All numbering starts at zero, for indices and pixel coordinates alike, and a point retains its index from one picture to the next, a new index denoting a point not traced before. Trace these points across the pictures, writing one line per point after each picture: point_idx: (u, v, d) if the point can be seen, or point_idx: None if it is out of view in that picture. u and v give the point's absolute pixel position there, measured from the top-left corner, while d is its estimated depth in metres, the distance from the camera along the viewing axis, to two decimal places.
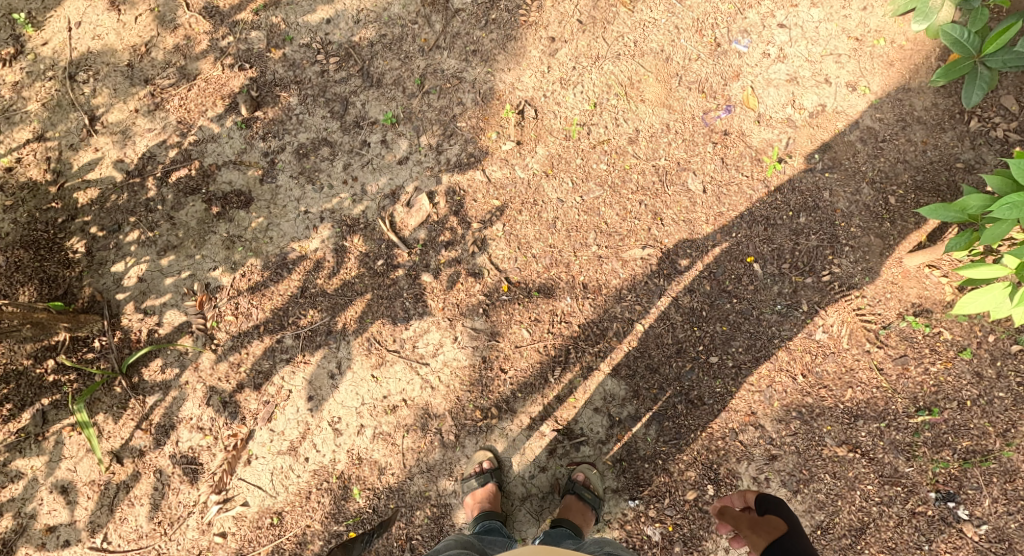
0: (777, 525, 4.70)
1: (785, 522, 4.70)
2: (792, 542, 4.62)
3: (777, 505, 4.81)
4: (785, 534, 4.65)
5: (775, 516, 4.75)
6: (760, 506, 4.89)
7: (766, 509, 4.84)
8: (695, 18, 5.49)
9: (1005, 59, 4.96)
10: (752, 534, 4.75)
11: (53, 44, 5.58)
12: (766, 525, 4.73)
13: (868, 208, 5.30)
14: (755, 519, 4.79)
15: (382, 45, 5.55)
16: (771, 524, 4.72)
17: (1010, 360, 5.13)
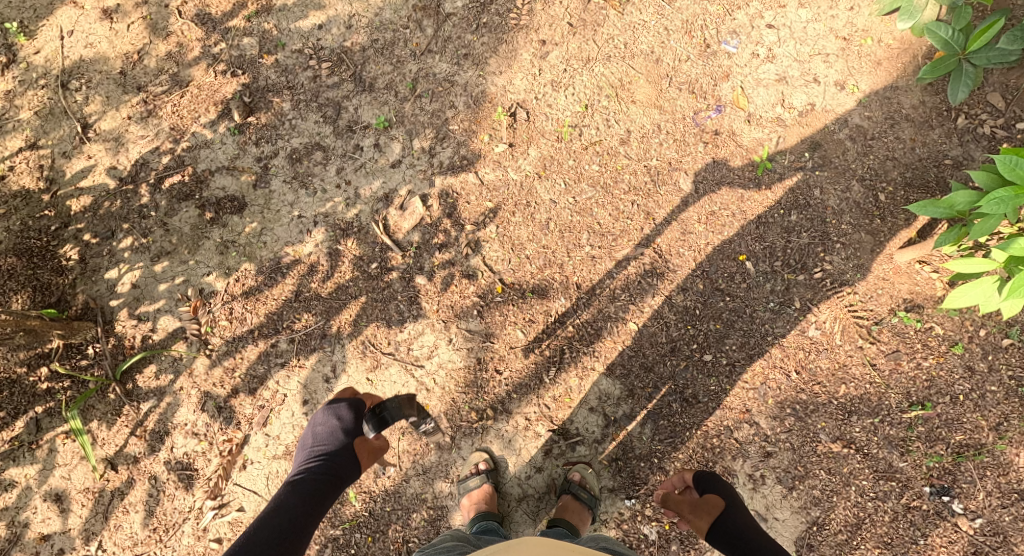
0: (715, 502, 4.87)
1: (721, 499, 4.88)
2: (734, 519, 4.79)
3: (713, 483, 4.97)
4: (726, 511, 4.82)
5: (713, 494, 4.91)
6: (697, 486, 5.04)
7: (703, 488, 5.00)
8: (684, 20, 5.54)
9: (989, 55, 5.03)
10: (695, 517, 4.88)
11: (45, 52, 5.58)
12: (705, 504, 4.88)
13: (858, 205, 5.35)
14: (695, 501, 4.93)
15: (374, 49, 5.57)
16: (710, 502, 4.88)
17: (1001, 354, 5.18)
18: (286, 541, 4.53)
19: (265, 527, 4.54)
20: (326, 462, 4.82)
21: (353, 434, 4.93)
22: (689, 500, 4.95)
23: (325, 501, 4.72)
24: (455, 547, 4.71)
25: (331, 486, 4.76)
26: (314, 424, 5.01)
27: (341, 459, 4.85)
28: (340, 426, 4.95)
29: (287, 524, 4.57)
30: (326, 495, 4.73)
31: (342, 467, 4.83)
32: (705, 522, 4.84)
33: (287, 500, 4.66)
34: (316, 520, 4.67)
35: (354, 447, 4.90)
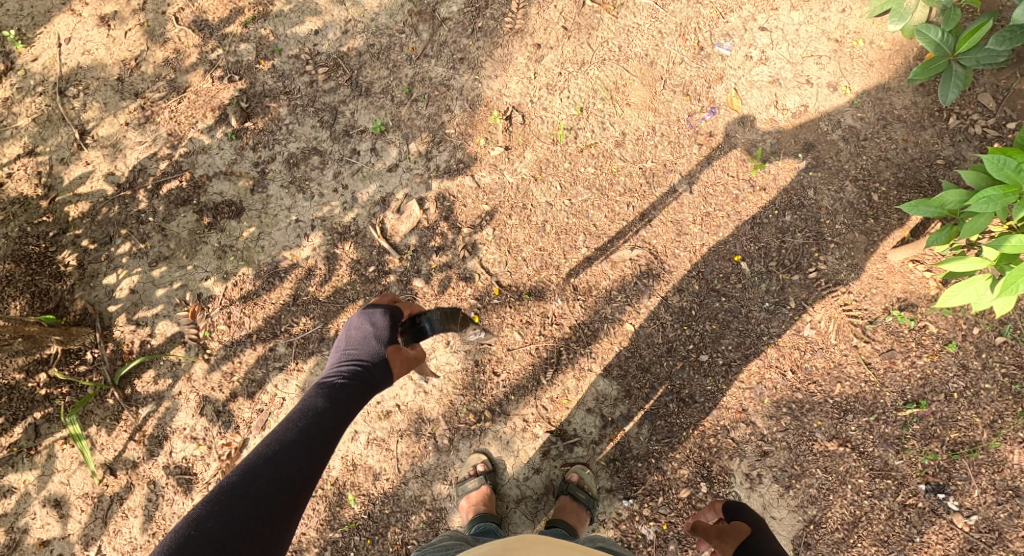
0: (742, 528, 4.87)
1: (747, 525, 4.88)
2: (757, 544, 4.79)
3: (741, 510, 4.97)
4: (753, 537, 4.82)
5: (738, 520, 4.92)
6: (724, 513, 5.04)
7: (730, 514, 5.00)
8: (678, 23, 5.58)
9: (978, 57, 5.03)
10: (719, 541, 4.89)
11: (43, 59, 5.61)
12: (732, 531, 4.88)
13: (852, 205, 5.39)
14: (723, 526, 4.94)
15: (371, 54, 5.60)
16: (735, 528, 4.89)
17: (995, 352, 5.22)
18: (309, 447, 4.20)
19: (290, 430, 4.23)
20: (357, 369, 4.43)
21: (387, 341, 4.50)
22: (715, 526, 4.96)
23: (356, 406, 4.37)
24: (454, 545, 4.72)
25: (360, 391, 4.40)
26: (348, 329, 4.58)
27: (372, 364, 4.45)
28: (374, 330, 4.52)
29: (313, 430, 4.24)
30: (355, 402, 4.36)
31: (372, 370, 4.45)
32: (732, 548, 4.83)
33: (317, 402, 4.32)
34: (342, 427, 4.32)
35: (387, 354, 4.48)
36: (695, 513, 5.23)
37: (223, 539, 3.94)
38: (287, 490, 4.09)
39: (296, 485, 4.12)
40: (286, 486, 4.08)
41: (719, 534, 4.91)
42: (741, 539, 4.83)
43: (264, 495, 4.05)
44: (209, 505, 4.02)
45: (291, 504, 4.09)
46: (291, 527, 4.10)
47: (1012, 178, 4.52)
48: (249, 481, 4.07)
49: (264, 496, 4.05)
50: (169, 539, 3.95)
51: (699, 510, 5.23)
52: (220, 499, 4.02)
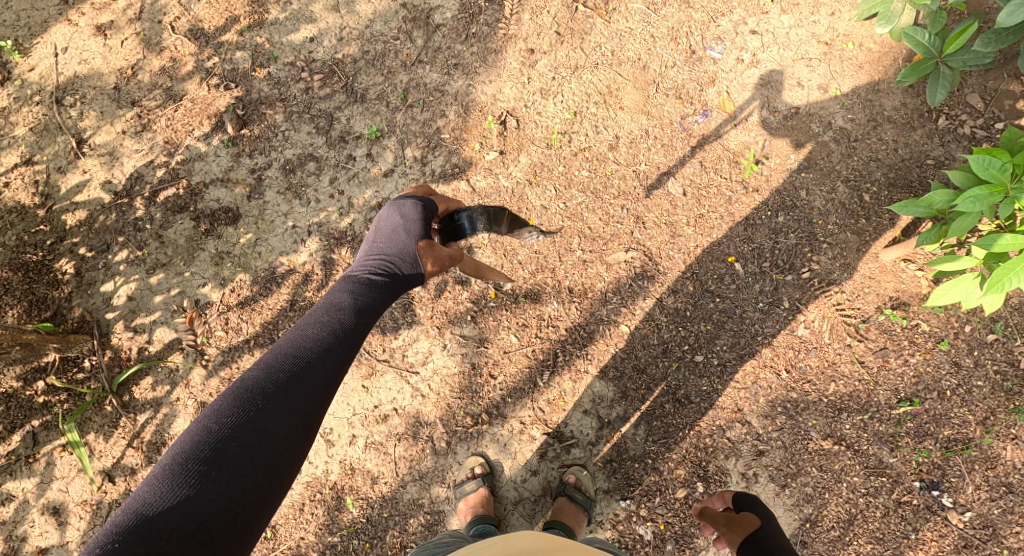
0: (751, 520, 4.93)
1: (758, 518, 4.94)
2: (764, 539, 4.86)
3: (751, 500, 5.03)
4: (761, 530, 4.90)
5: (749, 511, 4.97)
6: (734, 502, 5.10)
7: (740, 504, 5.06)
8: (670, 27, 5.63)
9: (965, 58, 5.07)
10: (727, 530, 4.95)
11: (39, 69, 5.64)
12: (740, 521, 4.94)
13: (844, 205, 5.44)
14: (730, 516, 4.99)
15: (365, 61, 5.64)
16: (744, 519, 4.94)
17: (987, 349, 5.27)
18: (333, 344, 4.21)
19: (313, 327, 4.25)
20: (387, 263, 4.46)
21: (418, 237, 4.49)
22: (724, 513, 5.02)
23: (385, 300, 4.42)
24: (454, 541, 4.76)
25: (386, 287, 4.41)
26: (378, 223, 4.60)
27: (402, 260, 4.47)
28: (404, 223, 4.53)
29: (337, 328, 4.25)
30: (385, 296, 4.41)
31: (399, 266, 4.46)
32: (738, 538, 4.91)
33: (346, 296, 4.36)
34: (369, 324, 4.35)
35: (417, 249, 4.47)
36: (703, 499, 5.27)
37: (247, 430, 3.95)
38: (310, 385, 4.10)
39: (326, 376, 4.14)
40: (321, 375, 4.13)
41: (727, 522, 4.98)
42: (749, 529, 4.90)
43: (287, 390, 4.05)
44: (232, 399, 4.03)
45: (315, 400, 4.09)
46: (315, 424, 4.10)
47: (997, 178, 4.57)
48: (272, 377, 4.09)
49: (287, 391, 4.06)
50: (194, 431, 3.96)
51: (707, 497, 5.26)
52: (244, 394, 4.03)
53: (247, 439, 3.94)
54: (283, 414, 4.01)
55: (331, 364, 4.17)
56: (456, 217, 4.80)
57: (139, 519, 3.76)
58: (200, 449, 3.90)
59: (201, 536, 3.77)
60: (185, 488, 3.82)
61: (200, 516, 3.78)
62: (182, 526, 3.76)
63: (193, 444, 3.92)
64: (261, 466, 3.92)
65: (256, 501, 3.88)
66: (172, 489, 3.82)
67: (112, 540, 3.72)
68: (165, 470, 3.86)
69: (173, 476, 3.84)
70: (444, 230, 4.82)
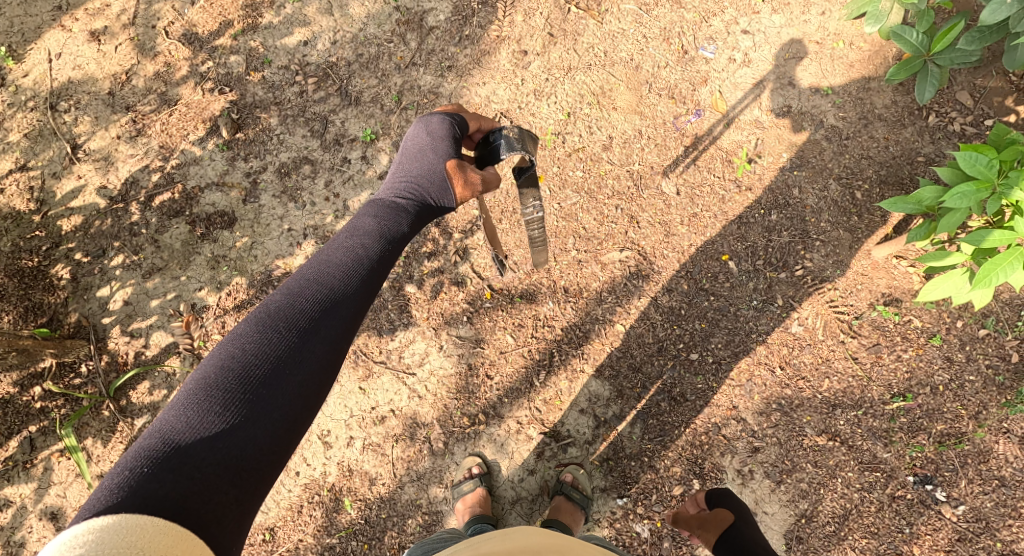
0: (723, 517, 5.02)
1: (729, 514, 5.02)
2: (737, 536, 4.95)
3: (723, 497, 5.11)
4: (733, 526, 4.99)
5: (720, 509, 5.06)
6: (708, 500, 5.18)
7: (714, 501, 5.14)
8: (662, 27, 5.66)
9: (952, 57, 5.09)
10: (702, 532, 5.07)
11: (33, 75, 5.64)
12: (713, 520, 5.04)
13: (836, 203, 5.48)
14: (704, 516, 5.10)
15: (359, 64, 5.66)
16: (717, 517, 5.03)
17: (979, 344, 5.31)
18: (358, 271, 4.09)
19: (338, 253, 4.13)
20: (417, 184, 4.40)
21: (447, 157, 4.42)
22: (698, 515, 5.14)
23: (414, 224, 4.32)
24: (449, 537, 4.84)
25: (413, 208, 4.33)
26: (407, 145, 4.54)
27: (430, 183, 4.40)
28: (431, 142, 4.47)
29: (363, 255, 4.13)
30: (413, 220, 4.32)
31: (426, 186, 4.39)
32: (713, 538, 5.01)
33: (372, 220, 4.25)
34: (396, 252, 4.23)
35: (446, 168, 4.40)
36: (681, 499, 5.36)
37: (274, 358, 3.85)
38: (337, 314, 3.99)
39: (353, 304, 4.04)
40: (348, 302, 4.03)
41: (700, 523, 5.10)
42: (722, 530, 5.00)
43: (313, 317, 3.95)
44: (257, 326, 3.92)
45: (342, 329, 3.99)
46: (341, 354, 4.01)
47: (984, 174, 4.61)
48: (297, 304, 3.98)
49: (314, 320, 3.95)
50: (217, 357, 3.85)
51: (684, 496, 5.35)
52: (268, 321, 3.93)
53: (274, 366, 3.83)
54: (310, 342, 3.91)
55: (358, 291, 4.06)
56: (490, 141, 4.58)
57: (167, 446, 3.64)
58: (226, 376, 3.79)
59: (230, 465, 3.65)
60: (213, 415, 3.71)
61: (230, 443, 3.67)
62: (211, 454, 3.64)
63: (217, 371, 3.80)
64: (288, 394, 3.81)
65: (286, 428, 3.78)
66: (200, 416, 3.70)
67: (139, 469, 3.59)
68: (191, 396, 3.74)
69: (199, 402, 3.72)
70: (478, 155, 4.64)
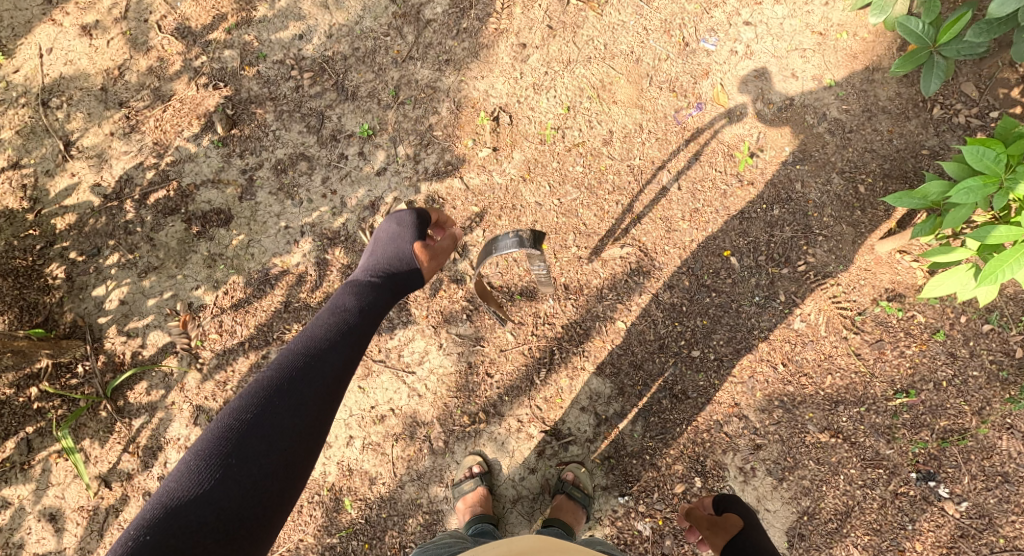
0: (734, 522, 4.91)
1: (741, 519, 4.93)
2: (749, 539, 4.82)
3: (734, 503, 5.03)
4: (745, 531, 4.86)
5: (731, 513, 4.97)
6: (717, 505, 5.09)
7: (724, 507, 5.05)
8: (663, 19, 5.59)
9: (959, 48, 5.02)
10: (710, 533, 4.93)
11: (24, 70, 5.57)
12: (724, 524, 4.92)
13: (840, 197, 5.40)
14: (715, 518, 4.98)
15: (356, 58, 5.58)
16: (728, 521, 4.93)
17: (982, 340, 5.25)
18: (341, 345, 4.33)
19: (322, 328, 4.38)
20: (390, 267, 4.69)
21: (414, 240, 4.76)
22: (708, 517, 5.01)
23: (387, 304, 4.58)
24: (456, 542, 4.74)
25: (387, 287, 4.61)
26: (382, 228, 4.88)
27: (402, 263, 4.70)
28: (400, 229, 4.82)
29: (343, 325, 4.39)
30: (387, 301, 4.58)
31: (399, 265, 4.70)
32: (723, 540, 4.87)
33: (351, 300, 4.50)
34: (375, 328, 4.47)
35: (415, 249, 4.73)
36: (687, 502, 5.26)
37: (263, 429, 4.09)
38: (323, 385, 4.22)
39: (337, 376, 4.26)
40: (334, 375, 4.26)
41: (710, 525, 4.97)
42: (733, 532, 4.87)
43: (299, 389, 4.18)
44: (249, 399, 4.18)
45: (327, 399, 4.22)
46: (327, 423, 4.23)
47: (992, 169, 4.52)
48: (286, 377, 4.22)
49: (300, 390, 4.18)
50: (214, 429, 4.12)
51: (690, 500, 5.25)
52: (260, 392, 4.18)
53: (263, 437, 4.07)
54: (295, 413, 4.13)
55: (342, 362, 4.30)
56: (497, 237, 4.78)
57: (165, 514, 3.92)
58: (220, 446, 4.05)
59: (221, 531, 3.92)
60: (206, 485, 3.97)
61: (221, 512, 3.94)
62: (203, 521, 3.92)
63: (212, 443, 4.07)
64: (275, 462, 4.05)
65: (273, 496, 4.03)
66: (195, 486, 3.97)
67: (140, 537, 3.87)
68: (188, 467, 4.02)
69: (196, 474, 3.99)
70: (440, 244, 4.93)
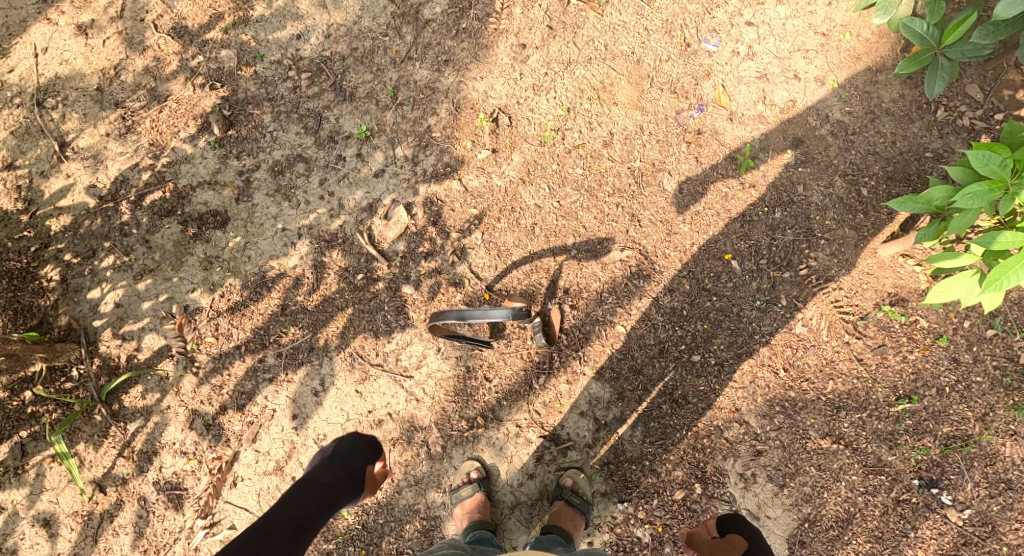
0: (737, 543, 4.87)
1: (744, 540, 4.88)
2: None
3: (736, 523, 4.99)
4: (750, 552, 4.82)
5: (734, 535, 4.92)
6: (720, 526, 5.05)
7: (727, 528, 5.01)
8: (664, 19, 5.54)
9: (964, 50, 5.00)
10: None
11: (19, 70, 5.52)
12: (728, 547, 4.89)
13: (842, 200, 5.36)
14: (718, 543, 4.96)
15: (354, 58, 5.53)
16: (731, 543, 4.90)
17: (986, 345, 5.20)
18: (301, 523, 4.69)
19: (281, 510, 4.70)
20: (340, 473, 4.99)
21: (368, 472, 5.08)
22: (712, 542, 4.99)
23: (339, 501, 4.90)
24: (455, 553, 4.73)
25: (339, 493, 4.92)
26: (335, 450, 5.14)
27: (354, 487, 5.00)
28: (346, 457, 5.08)
29: (301, 503, 4.77)
30: (339, 495, 4.91)
31: (352, 495, 4.98)
32: None
33: (304, 488, 4.85)
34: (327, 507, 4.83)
35: (365, 478, 5.06)
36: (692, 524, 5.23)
37: None
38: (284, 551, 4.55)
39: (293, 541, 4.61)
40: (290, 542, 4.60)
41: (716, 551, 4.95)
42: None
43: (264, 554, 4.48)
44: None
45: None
46: None
47: (997, 173, 4.49)
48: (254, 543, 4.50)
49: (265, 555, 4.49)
50: None
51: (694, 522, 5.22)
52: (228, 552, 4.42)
53: None
54: None
55: (299, 533, 4.66)
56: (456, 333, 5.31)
57: None
58: None
59: None
60: None
61: None
62: None
63: None
64: None
65: None
66: None
67: None
68: None
69: None
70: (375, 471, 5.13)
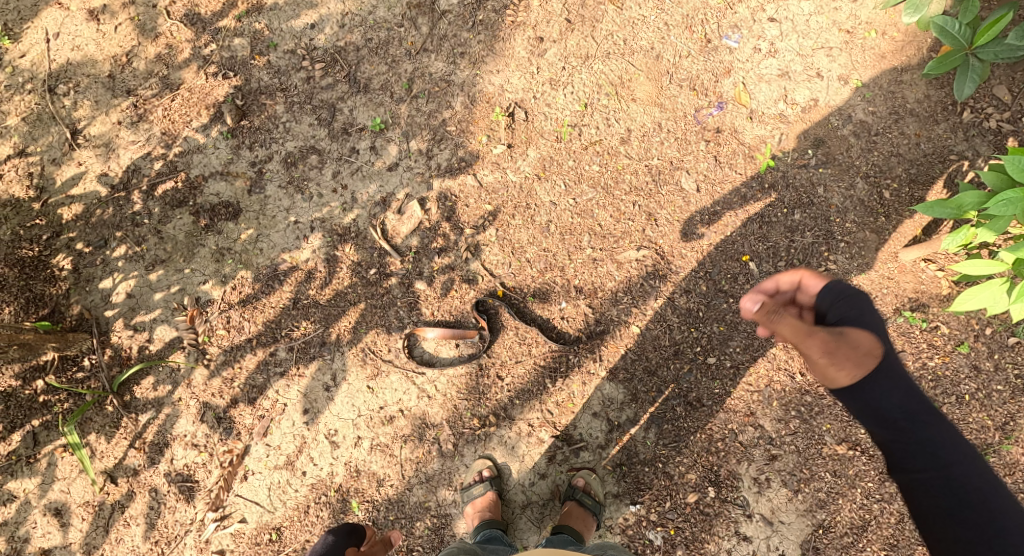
0: (871, 347, 3.77)
1: (879, 344, 3.78)
2: (898, 383, 3.75)
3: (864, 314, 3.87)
4: (880, 376, 3.75)
5: (856, 329, 3.80)
6: (832, 307, 3.95)
7: (843, 316, 3.90)
8: (685, 14, 5.43)
9: (997, 50, 4.87)
10: (834, 364, 3.76)
11: (31, 56, 5.50)
12: (851, 343, 3.77)
13: (864, 203, 5.24)
14: (837, 331, 3.82)
15: (369, 49, 5.47)
16: (862, 341, 3.78)
17: (1008, 353, 5.06)
18: None
19: None
20: None
21: None
22: (826, 333, 3.81)
23: None
24: None
25: None
26: None
27: None
28: None
29: None
30: None
31: None
32: (850, 376, 3.76)
33: None
34: None
35: None
36: (770, 277, 4.19)
37: None
38: None
39: None
40: None
41: (829, 352, 3.76)
42: (869, 405, 3.77)
43: None
44: None
45: None
46: None
47: None
48: None
49: None
50: None
51: (777, 274, 4.17)
52: None
53: None
54: None
55: None
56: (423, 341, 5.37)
57: None
58: None
59: None
60: None
61: None
62: None
63: None
64: None
65: None
66: None
67: None
68: None
69: None
70: None
